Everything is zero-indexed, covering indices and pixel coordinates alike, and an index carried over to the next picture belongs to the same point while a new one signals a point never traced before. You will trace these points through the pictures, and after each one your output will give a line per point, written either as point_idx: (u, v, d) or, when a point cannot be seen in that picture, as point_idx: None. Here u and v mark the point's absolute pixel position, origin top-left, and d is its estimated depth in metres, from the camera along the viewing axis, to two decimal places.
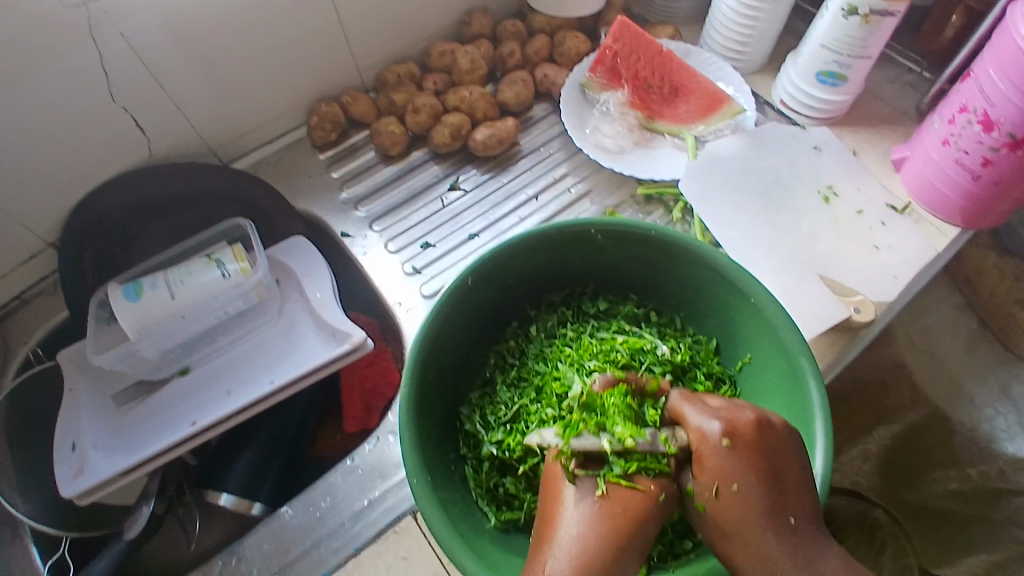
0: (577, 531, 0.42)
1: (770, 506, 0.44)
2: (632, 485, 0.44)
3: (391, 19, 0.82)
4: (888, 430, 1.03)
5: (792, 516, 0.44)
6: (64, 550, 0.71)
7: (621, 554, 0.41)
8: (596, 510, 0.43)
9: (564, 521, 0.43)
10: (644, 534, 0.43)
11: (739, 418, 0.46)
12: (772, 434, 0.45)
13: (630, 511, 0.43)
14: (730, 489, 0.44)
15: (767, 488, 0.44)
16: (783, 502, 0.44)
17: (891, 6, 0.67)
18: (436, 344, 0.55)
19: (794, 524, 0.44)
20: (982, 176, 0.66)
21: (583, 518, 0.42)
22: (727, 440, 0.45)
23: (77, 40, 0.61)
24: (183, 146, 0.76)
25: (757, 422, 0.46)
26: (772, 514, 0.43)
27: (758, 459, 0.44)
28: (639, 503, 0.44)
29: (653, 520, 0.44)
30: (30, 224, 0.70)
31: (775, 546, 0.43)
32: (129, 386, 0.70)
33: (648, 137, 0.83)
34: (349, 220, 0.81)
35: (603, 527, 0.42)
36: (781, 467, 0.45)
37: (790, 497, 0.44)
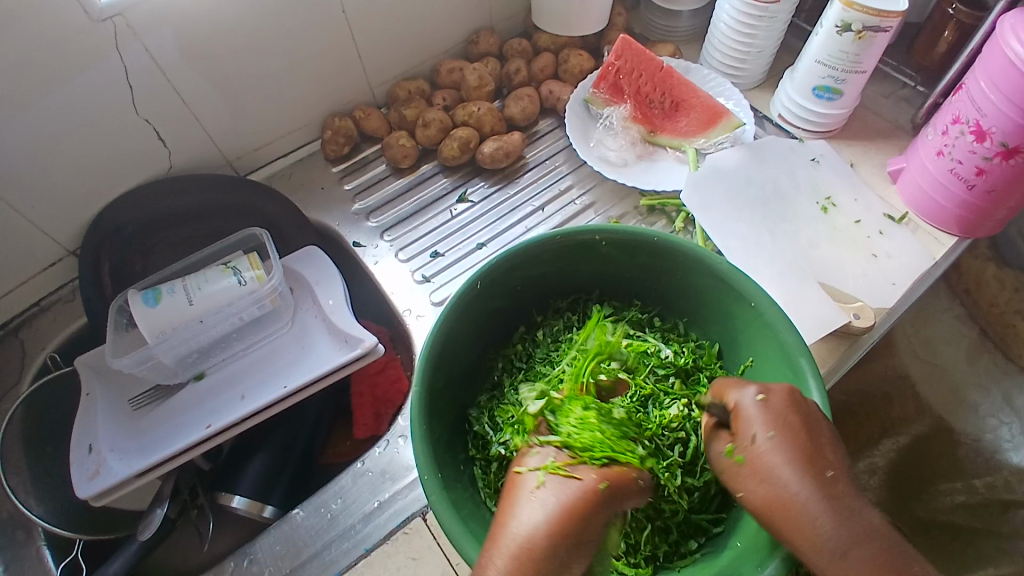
0: (519, 522, 0.43)
1: (806, 455, 0.44)
2: (567, 476, 0.46)
3: (403, 38, 0.86)
4: (894, 442, 0.99)
5: (830, 471, 0.44)
6: (76, 552, 0.71)
7: (564, 542, 0.43)
8: (536, 502, 0.44)
9: (512, 515, 0.44)
10: (589, 524, 0.44)
11: (774, 383, 0.47)
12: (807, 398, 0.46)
13: (567, 501, 0.44)
14: (766, 439, 0.45)
15: (802, 441, 0.44)
16: (819, 455, 0.44)
17: (883, 22, 0.70)
18: (445, 348, 0.57)
19: (830, 478, 0.43)
20: (977, 185, 0.68)
21: (527, 513, 0.44)
22: (762, 395, 0.47)
23: (104, 52, 0.64)
24: (201, 158, 0.79)
25: (792, 387, 0.47)
26: (808, 464, 0.44)
27: (792, 412, 0.46)
28: (575, 491, 0.45)
29: (596, 509, 0.45)
30: (53, 232, 0.72)
31: (810, 494, 0.43)
32: (145, 391, 0.72)
33: (650, 150, 0.86)
34: (360, 230, 0.83)
35: (546, 516, 0.43)
36: (817, 426, 0.45)
37: (824, 452, 0.45)
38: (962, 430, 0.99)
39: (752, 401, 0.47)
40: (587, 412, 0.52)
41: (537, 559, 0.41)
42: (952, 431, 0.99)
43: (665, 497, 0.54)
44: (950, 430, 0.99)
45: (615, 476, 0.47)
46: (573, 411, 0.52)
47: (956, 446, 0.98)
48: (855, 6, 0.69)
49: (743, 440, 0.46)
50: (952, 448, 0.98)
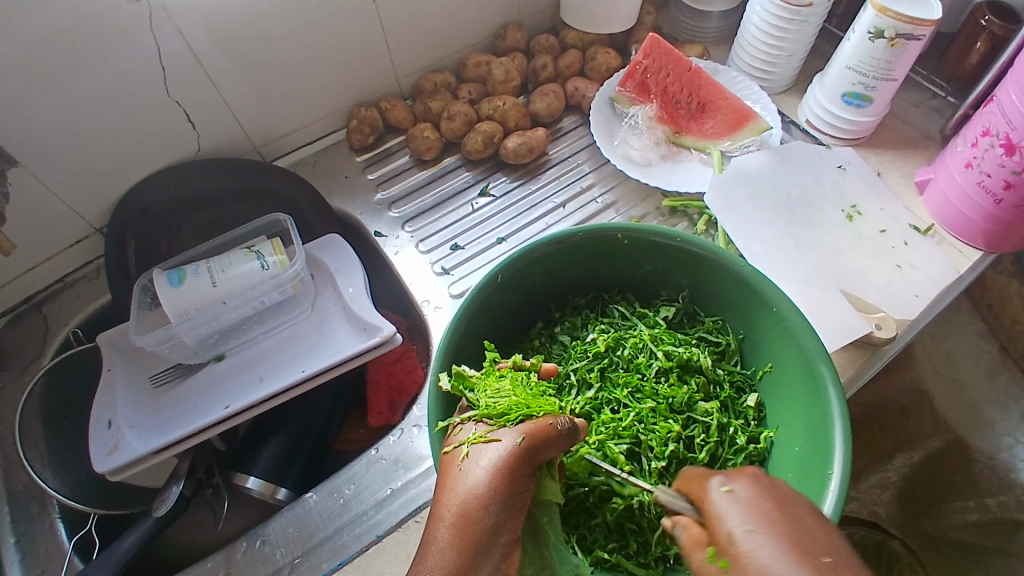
0: (452, 498, 0.44)
1: (789, 545, 0.37)
2: (490, 441, 0.46)
3: (431, 31, 0.86)
4: (908, 457, 1.00)
5: (827, 556, 0.36)
6: (91, 526, 0.72)
7: (500, 503, 0.44)
8: (466, 473, 0.45)
9: (448, 489, 0.45)
10: (514, 482, 0.44)
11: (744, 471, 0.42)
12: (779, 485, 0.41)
13: (493, 466, 0.44)
14: (744, 532, 0.38)
15: (779, 532, 0.38)
16: (806, 545, 0.37)
17: (917, 30, 0.69)
18: (463, 340, 0.57)
19: (829, 564, 0.36)
20: (1005, 199, 0.67)
21: (456, 489, 0.44)
22: (727, 486, 0.41)
23: (137, 32, 0.65)
24: (229, 142, 0.80)
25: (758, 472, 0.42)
26: (797, 554, 0.36)
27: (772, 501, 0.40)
28: (498, 453, 0.45)
29: (520, 467, 0.44)
30: (80, 210, 0.73)
31: None
32: (165, 369, 0.74)
33: (674, 151, 0.85)
34: (382, 220, 0.84)
35: (475, 485, 0.44)
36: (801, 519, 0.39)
37: (815, 537, 0.38)
38: (977, 446, 0.97)
39: (720, 493, 0.41)
40: (509, 383, 0.52)
41: (473, 527, 0.43)
42: (968, 448, 0.97)
43: None
44: (966, 446, 0.97)
45: (533, 429, 0.46)
46: (496, 385, 0.52)
47: (971, 463, 0.96)
48: (890, 13, 0.68)
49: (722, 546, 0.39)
50: (967, 463, 0.96)
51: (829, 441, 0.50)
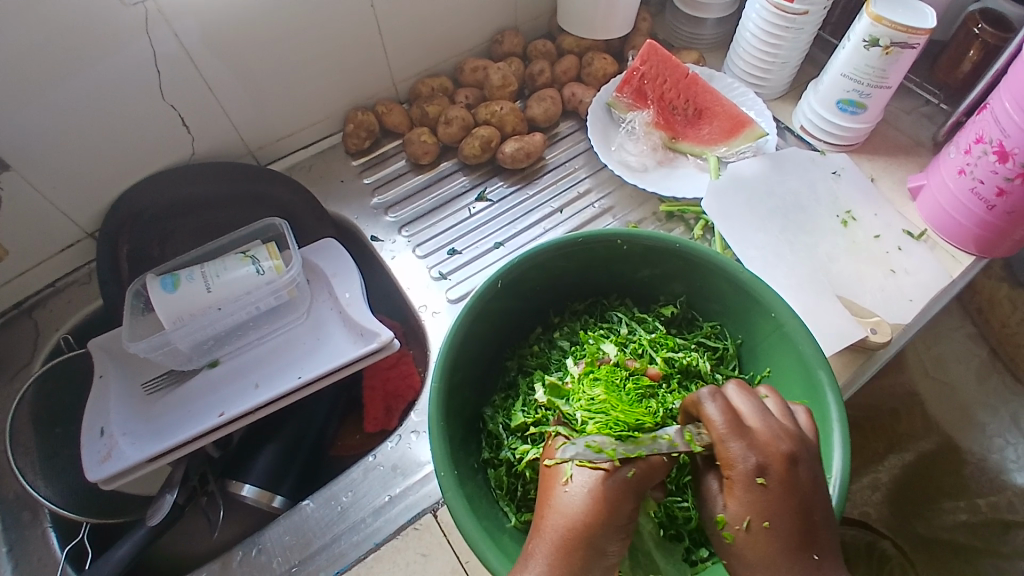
0: (565, 516, 0.44)
1: (797, 544, 0.43)
2: (598, 468, 0.45)
3: (428, 36, 0.86)
4: (900, 458, 0.99)
5: (817, 554, 0.43)
6: (83, 535, 0.70)
7: (602, 528, 0.43)
8: (568, 495, 0.45)
9: (550, 507, 0.45)
10: (618, 512, 0.44)
11: (771, 450, 0.43)
12: (799, 473, 0.43)
13: (595, 495, 0.44)
14: (761, 527, 0.43)
15: (796, 526, 0.43)
16: (811, 539, 0.43)
17: (911, 38, 0.70)
18: (462, 346, 0.57)
19: (816, 561, 0.43)
20: (997, 206, 0.68)
21: (568, 509, 0.44)
22: (763, 479, 0.43)
23: (133, 34, 0.64)
24: (225, 146, 0.79)
25: (789, 454, 0.43)
26: (799, 549, 0.43)
27: (767, 485, 0.43)
28: (605, 481, 0.44)
29: (625, 498, 0.44)
30: (72, 214, 0.72)
31: None
32: (158, 376, 0.73)
33: (670, 157, 0.86)
34: (378, 224, 0.83)
35: (582, 510, 0.44)
36: (805, 507, 0.43)
37: (818, 536, 0.44)
38: (968, 448, 0.98)
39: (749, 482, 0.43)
40: (603, 390, 0.52)
41: (580, 550, 0.43)
42: (959, 450, 0.98)
43: (678, 504, 0.54)
44: (958, 448, 0.98)
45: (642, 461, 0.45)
46: (587, 392, 0.52)
47: (962, 465, 0.97)
48: (884, 21, 0.69)
49: (745, 480, 0.43)
50: (958, 466, 0.97)
51: (829, 444, 0.50)
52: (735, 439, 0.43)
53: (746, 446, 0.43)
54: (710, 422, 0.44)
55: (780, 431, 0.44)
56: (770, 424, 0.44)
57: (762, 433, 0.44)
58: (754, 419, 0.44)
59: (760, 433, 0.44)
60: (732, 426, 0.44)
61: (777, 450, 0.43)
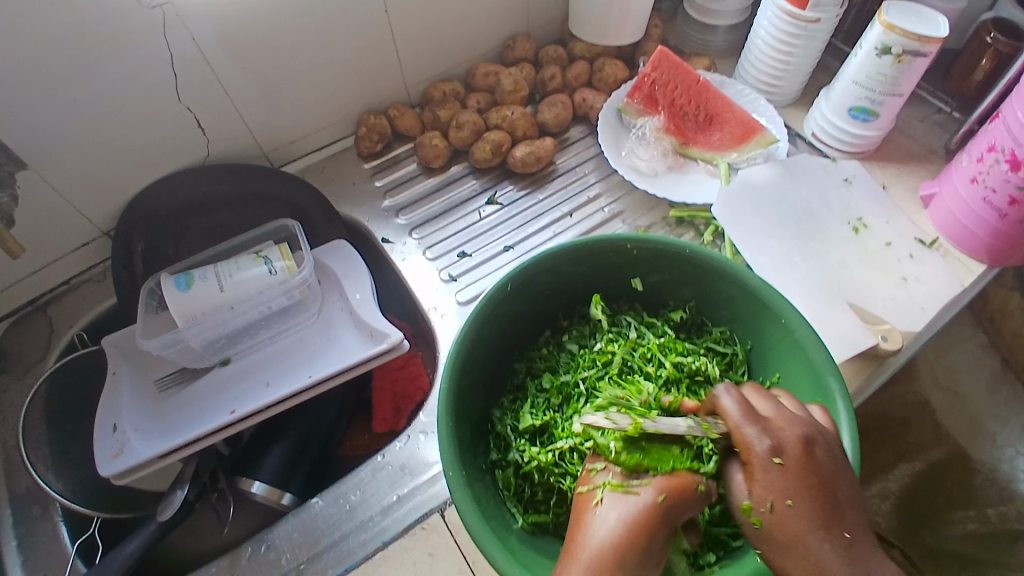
0: (601, 538, 0.44)
1: (825, 520, 0.45)
2: (628, 492, 0.45)
3: (441, 40, 0.87)
4: (909, 468, 0.98)
5: (847, 531, 0.45)
6: (94, 529, 0.71)
7: (636, 554, 0.43)
8: (599, 519, 0.45)
9: (582, 533, 0.45)
10: (653, 537, 0.44)
11: (786, 434, 0.46)
12: (818, 452, 0.46)
13: (629, 519, 0.44)
14: (785, 505, 0.45)
15: (821, 504, 0.45)
16: (838, 516, 0.45)
17: (924, 46, 0.70)
18: (472, 347, 0.57)
19: (848, 539, 0.45)
20: (1009, 215, 0.68)
21: (604, 534, 0.44)
22: (779, 459, 0.45)
23: (152, 36, 0.65)
24: (239, 148, 0.80)
25: (804, 437, 0.46)
26: (829, 526, 0.44)
27: (790, 465, 0.45)
28: (637, 507, 0.44)
29: (659, 524, 0.44)
30: (89, 213, 0.73)
31: (831, 557, 0.44)
32: (170, 374, 0.74)
33: (681, 162, 0.86)
34: (389, 226, 0.84)
35: (616, 535, 0.43)
36: (830, 485, 0.45)
37: (845, 515, 0.45)
38: (978, 458, 0.97)
39: (768, 462, 0.45)
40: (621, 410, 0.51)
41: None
42: (969, 461, 0.97)
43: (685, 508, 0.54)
44: (968, 459, 0.97)
45: (670, 485, 0.45)
46: (611, 417, 0.49)
47: (971, 475, 0.96)
48: (897, 29, 0.69)
49: (763, 460, 0.46)
50: (968, 476, 0.96)
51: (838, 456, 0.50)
52: (751, 424, 0.46)
53: (760, 430, 0.46)
54: (726, 412, 0.48)
55: (791, 418, 0.47)
56: (783, 413, 0.48)
57: (777, 420, 0.47)
58: (767, 411, 0.48)
59: (774, 420, 0.47)
60: (746, 414, 0.47)
61: (791, 432, 0.46)
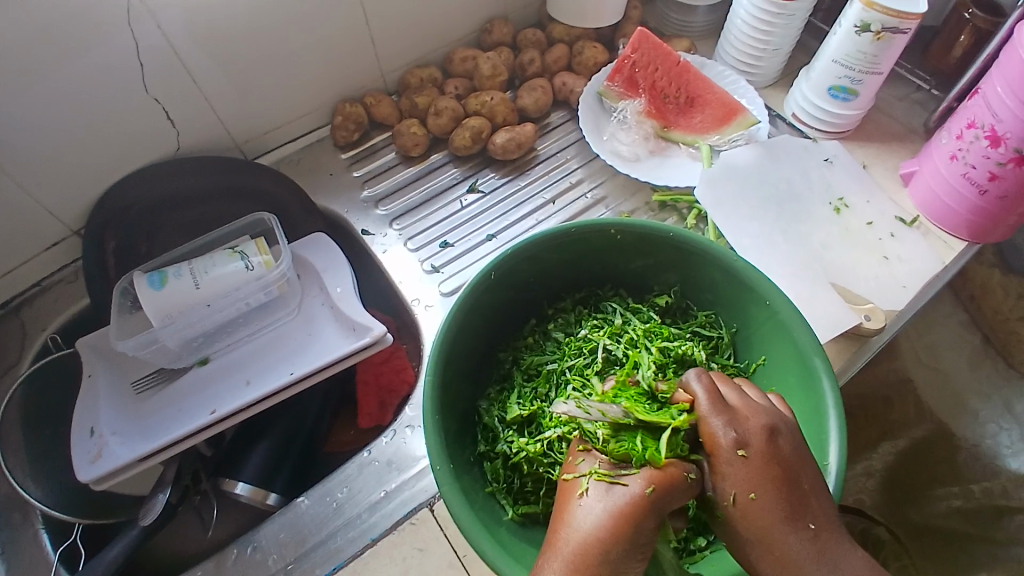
0: (584, 529, 0.44)
1: (790, 512, 0.45)
2: (613, 483, 0.45)
3: (417, 25, 0.85)
4: (893, 445, 0.99)
5: (813, 523, 0.45)
6: (76, 537, 0.70)
7: (620, 548, 0.43)
8: (583, 510, 0.44)
9: (564, 525, 0.45)
10: (639, 531, 0.43)
11: (752, 426, 0.47)
12: (785, 444, 0.47)
13: (613, 510, 0.44)
14: (748, 499, 0.46)
15: (785, 497, 0.45)
16: (804, 509, 0.45)
17: (903, 24, 0.69)
18: (457, 338, 0.56)
19: (814, 531, 0.45)
20: (989, 191, 0.68)
21: (586, 525, 0.44)
22: (743, 451, 0.46)
23: (115, 26, 0.63)
24: (211, 140, 0.78)
25: (769, 429, 0.47)
26: (793, 519, 0.45)
27: (754, 457, 0.46)
28: (623, 499, 0.44)
29: (646, 516, 0.43)
30: (57, 212, 0.71)
31: (795, 548, 0.44)
32: (147, 375, 0.72)
33: (663, 146, 0.85)
34: (369, 218, 0.82)
35: (599, 527, 0.43)
36: (796, 475, 0.46)
37: (811, 506, 0.46)
38: (963, 436, 1.00)
39: (732, 455, 0.46)
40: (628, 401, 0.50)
41: (595, 566, 0.42)
42: (953, 437, 1.00)
43: None
44: (951, 435, 1.00)
45: (659, 476, 0.45)
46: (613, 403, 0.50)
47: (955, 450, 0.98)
48: (876, 7, 0.69)
49: (727, 453, 0.47)
50: (951, 452, 0.97)
51: (825, 435, 0.50)
52: (717, 417, 0.47)
53: (726, 422, 0.47)
54: (696, 401, 0.49)
55: (759, 410, 0.48)
56: (749, 402, 0.49)
57: (744, 411, 0.48)
58: (736, 401, 0.49)
59: (741, 410, 0.48)
60: (714, 405, 0.48)
61: (756, 423, 0.47)
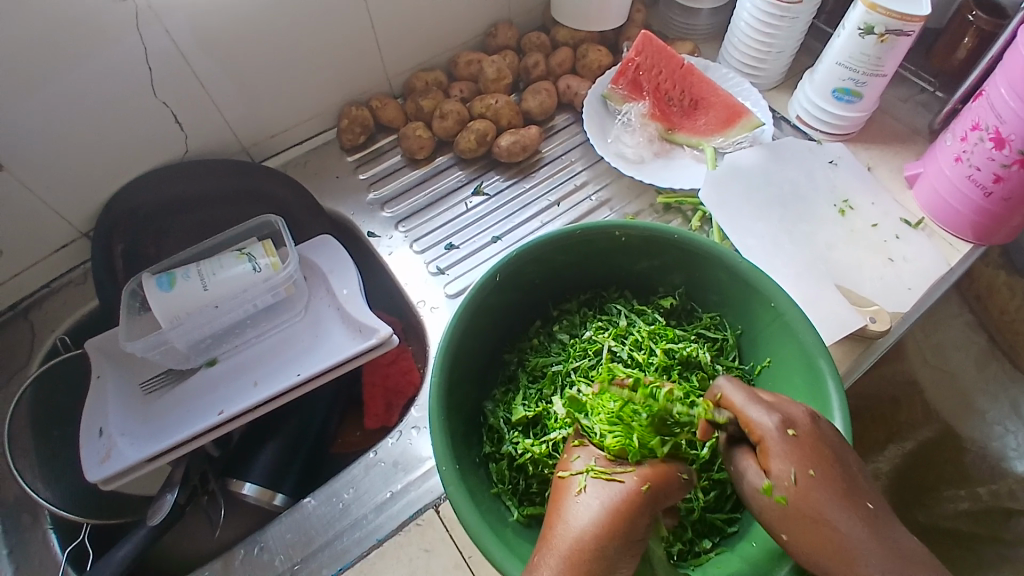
0: (580, 524, 0.44)
1: (845, 488, 0.45)
2: (610, 480, 0.45)
3: (422, 28, 0.85)
4: (900, 448, 1.00)
5: (869, 502, 0.45)
6: (84, 535, 0.71)
7: (614, 542, 0.43)
8: (577, 506, 0.45)
9: (559, 521, 0.45)
10: (633, 526, 0.44)
11: (795, 411, 0.47)
12: (828, 426, 0.47)
13: (608, 504, 0.44)
14: (806, 477, 0.45)
15: (839, 473, 0.45)
16: (856, 486, 0.45)
17: (906, 26, 0.69)
18: (462, 341, 0.57)
19: (872, 509, 0.44)
20: (994, 192, 0.68)
21: (582, 521, 0.44)
22: (792, 431, 0.46)
23: (124, 32, 0.63)
24: (217, 143, 0.78)
25: (811, 413, 0.47)
26: (849, 495, 0.44)
27: (806, 436, 0.46)
28: (618, 495, 0.45)
29: (640, 511, 0.44)
30: (66, 215, 0.72)
31: (857, 527, 0.43)
32: (156, 375, 0.72)
33: (667, 148, 0.85)
34: (375, 220, 0.83)
35: (594, 522, 0.43)
36: (844, 454, 0.46)
37: (861, 485, 0.45)
38: (970, 437, 0.99)
39: (781, 436, 0.46)
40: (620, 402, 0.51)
41: (590, 561, 0.42)
42: (958, 437, 1.00)
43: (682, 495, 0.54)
44: (957, 435, 1.00)
45: (654, 473, 0.46)
46: (605, 405, 0.51)
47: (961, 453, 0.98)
48: (879, 9, 0.69)
49: (776, 437, 0.46)
50: (958, 454, 0.98)
51: None
52: (757, 405, 0.47)
53: (768, 408, 0.47)
54: (731, 396, 0.48)
55: (793, 400, 0.48)
56: (783, 396, 0.49)
57: (781, 402, 0.48)
58: (769, 394, 0.49)
59: (778, 401, 0.48)
60: (752, 395, 0.48)
61: (799, 409, 0.47)
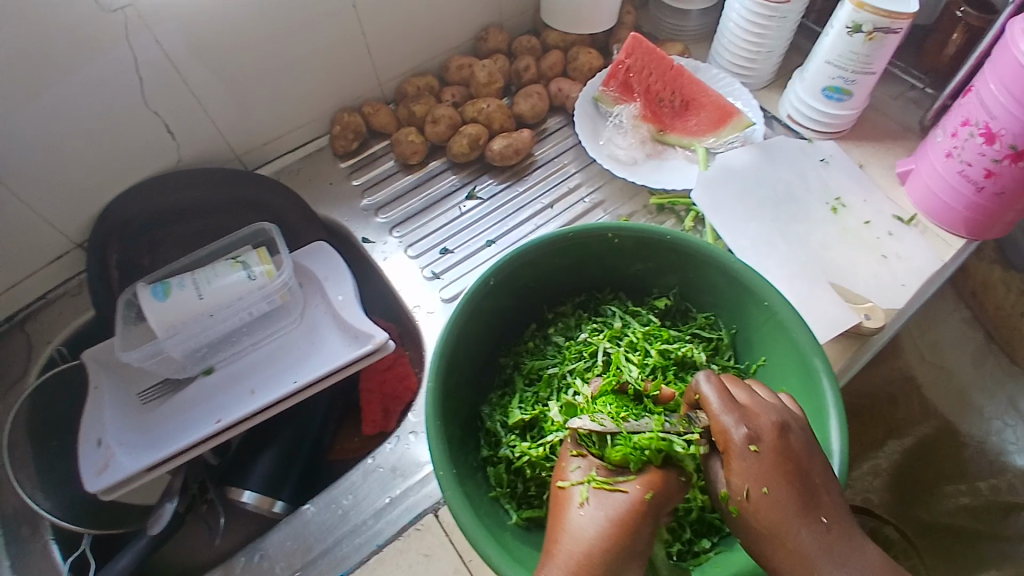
0: (586, 533, 0.43)
1: (803, 506, 0.45)
2: (613, 490, 0.45)
3: (412, 33, 0.85)
4: (899, 444, 1.01)
5: (825, 517, 0.45)
6: (85, 546, 0.70)
7: (620, 552, 0.43)
8: (582, 520, 0.44)
9: (563, 534, 0.44)
10: (637, 536, 0.44)
11: (762, 423, 0.46)
12: (795, 439, 0.46)
13: (613, 518, 0.44)
14: (761, 494, 0.45)
15: (796, 488, 0.45)
16: (815, 502, 0.45)
17: (894, 23, 0.70)
18: (457, 345, 0.57)
19: (826, 525, 0.45)
20: (986, 187, 0.68)
21: (587, 534, 0.43)
22: (755, 446, 0.45)
23: (113, 41, 0.63)
24: (210, 152, 0.78)
25: (778, 425, 0.46)
26: (806, 512, 0.45)
27: (767, 451, 0.45)
28: (622, 506, 0.45)
29: (643, 521, 0.44)
30: (59, 225, 0.72)
31: (810, 542, 0.44)
32: (154, 385, 0.72)
33: (659, 149, 0.86)
34: (370, 226, 0.83)
35: (600, 535, 0.43)
36: (806, 467, 0.46)
37: (822, 501, 0.45)
38: (967, 432, 0.99)
39: (745, 451, 0.45)
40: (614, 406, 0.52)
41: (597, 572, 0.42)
42: (956, 434, 0.99)
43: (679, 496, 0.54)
44: (955, 432, 0.99)
45: (655, 480, 0.46)
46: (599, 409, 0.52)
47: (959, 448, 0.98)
48: (867, 7, 0.70)
49: (740, 448, 0.45)
50: (957, 450, 0.97)
51: (825, 435, 0.51)
52: (729, 413, 0.46)
53: (737, 418, 0.46)
54: (707, 399, 0.47)
55: (768, 406, 0.48)
56: (759, 400, 0.48)
57: (754, 408, 0.47)
58: (745, 398, 0.48)
59: (751, 407, 0.47)
60: (727, 402, 0.47)
61: (767, 419, 0.46)
